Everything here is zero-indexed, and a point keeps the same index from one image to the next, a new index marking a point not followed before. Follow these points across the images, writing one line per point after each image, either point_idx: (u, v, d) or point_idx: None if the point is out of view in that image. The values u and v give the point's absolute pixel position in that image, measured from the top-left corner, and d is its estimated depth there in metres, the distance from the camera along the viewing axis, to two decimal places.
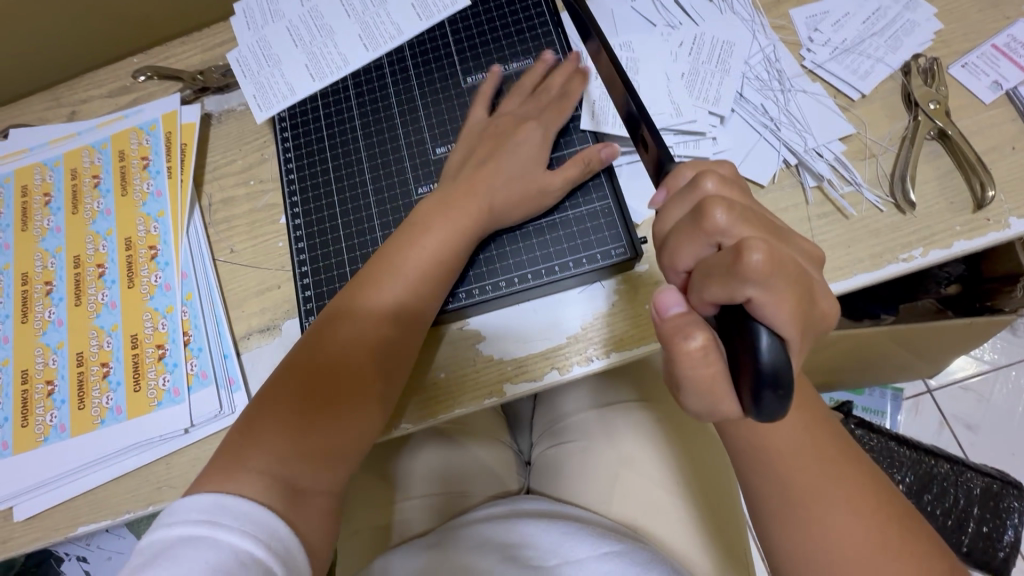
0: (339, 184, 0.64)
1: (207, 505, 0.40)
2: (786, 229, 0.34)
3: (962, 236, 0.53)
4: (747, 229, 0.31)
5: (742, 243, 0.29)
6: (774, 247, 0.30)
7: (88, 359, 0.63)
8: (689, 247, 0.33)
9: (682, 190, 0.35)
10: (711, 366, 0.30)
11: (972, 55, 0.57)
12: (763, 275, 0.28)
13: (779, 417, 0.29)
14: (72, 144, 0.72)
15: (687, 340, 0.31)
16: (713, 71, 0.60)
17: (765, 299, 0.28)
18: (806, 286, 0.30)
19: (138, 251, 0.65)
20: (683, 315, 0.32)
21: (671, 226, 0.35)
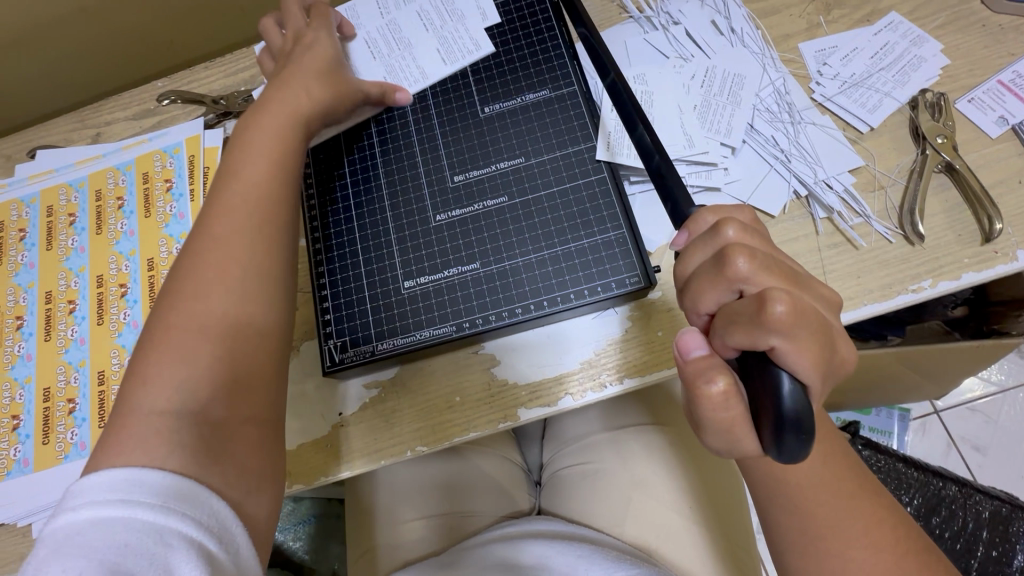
0: (357, 200, 0.62)
1: (120, 483, 0.35)
2: (804, 275, 0.35)
3: (970, 268, 0.54)
4: (767, 278, 0.33)
5: (765, 294, 0.30)
6: (795, 297, 0.31)
7: (109, 378, 0.64)
8: (711, 293, 0.34)
9: (704, 235, 0.36)
10: (732, 410, 0.31)
11: (979, 90, 0.59)
12: (787, 325, 0.29)
13: (799, 460, 0.29)
14: (96, 166, 0.73)
15: (710, 385, 0.31)
16: (724, 103, 0.61)
17: (787, 348, 0.29)
18: (826, 334, 0.31)
19: (161, 271, 0.67)
20: (705, 358, 0.33)
21: (692, 270, 0.36)
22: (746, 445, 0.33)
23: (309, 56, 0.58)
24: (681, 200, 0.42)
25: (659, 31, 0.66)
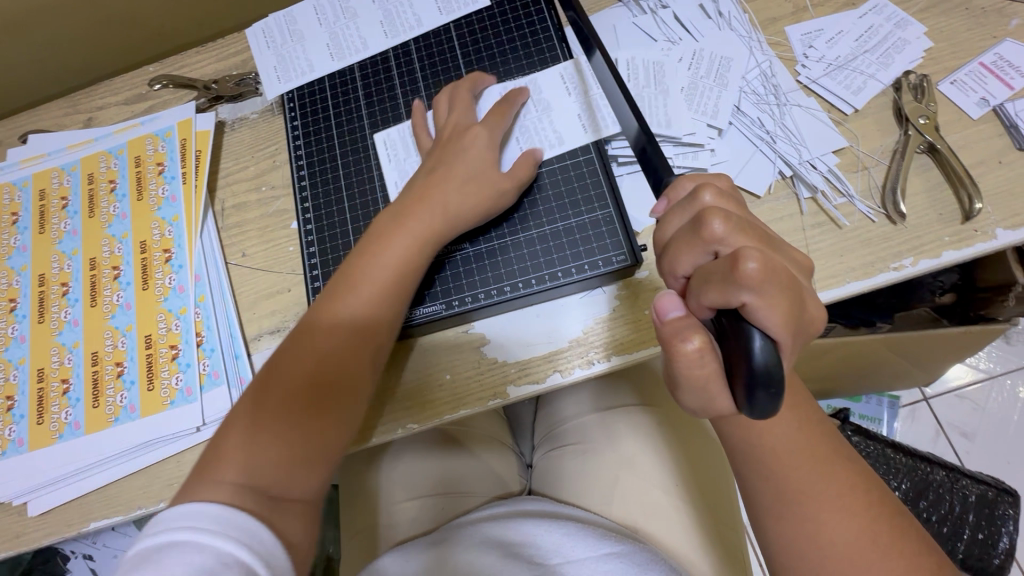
0: (348, 183, 0.65)
1: (193, 513, 0.41)
2: (778, 239, 0.36)
3: (950, 246, 0.55)
4: (742, 239, 0.33)
5: (739, 252, 0.31)
6: (768, 255, 0.32)
7: (103, 359, 0.64)
8: (688, 255, 0.35)
9: (683, 200, 0.37)
10: (707, 366, 0.33)
11: (962, 72, 0.60)
12: (758, 281, 0.30)
13: (772, 413, 0.30)
14: (89, 150, 0.74)
15: (685, 342, 0.33)
16: (711, 85, 0.62)
17: (759, 305, 0.30)
18: (798, 293, 0.32)
19: (153, 254, 0.67)
20: (682, 319, 0.34)
21: (671, 235, 0.37)
22: (720, 405, 0.34)
23: (465, 162, 0.57)
24: (660, 170, 0.44)
25: (647, 14, 0.66)
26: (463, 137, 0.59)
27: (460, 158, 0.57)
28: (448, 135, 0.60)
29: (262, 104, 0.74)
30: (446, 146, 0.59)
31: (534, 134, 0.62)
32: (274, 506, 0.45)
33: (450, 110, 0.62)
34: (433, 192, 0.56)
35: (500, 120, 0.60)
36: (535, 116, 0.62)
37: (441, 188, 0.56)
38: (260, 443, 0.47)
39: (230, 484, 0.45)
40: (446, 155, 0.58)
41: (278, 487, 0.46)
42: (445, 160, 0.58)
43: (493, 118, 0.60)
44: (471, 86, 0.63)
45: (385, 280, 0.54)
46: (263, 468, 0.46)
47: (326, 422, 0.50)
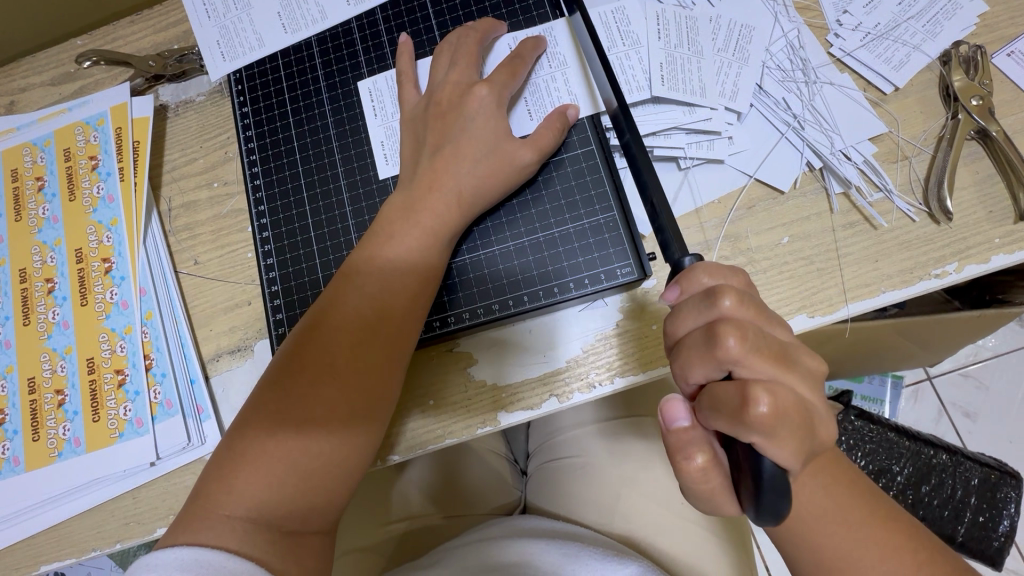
0: (308, 177, 0.57)
1: (186, 563, 0.36)
2: (796, 346, 0.33)
3: (1001, 249, 0.48)
4: (757, 362, 0.31)
5: (748, 392, 0.30)
6: (781, 387, 0.31)
7: (41, 386, 0.57)
8: (699, 368, 0.33)
9: (695, 298, 0.34)
10: (711, 482, 0.33)
11: (1019, 42, 0.51)
12: (769, 425, 0.29)
13: (783, 515, 0.30)
14: (10, 141, 0.64)
15: (689, 460, 0.33)
16: (730, 60, 0.53)
17: (767, 445, 0.30)
18: (808, 423, 0.31)
19: (90, 264, 0.59)
20: (688, 431, 0.33)
21: (682, 336, 0.35)
22: (724, 507, 0.35)
23: (471, 138, 0.49)
24: (670, 244, 0.41)
25: None
26: (467, 104, 0.50)
27: (466, 131, 0.49)
28: (447, 99, 0.51)
29: (209, 84, 0.64)
30: (448, 113, 0.50)
31: (547, 93, 0.53)
32: (287, 546, 0.41)
33: (450, 66, 0.53)
34: (444, 177, 0.49)
35: (511, 81, 0.51)
36: (528, 94, 0.53)
37: (453, 173, 0.49)
38: (272, 468, 0.42)
39: (241, 520, 0.40)
40: (447, 128, 0.50)
41: (295, 521, 0.42)
42: (449, 134, 0.50)
43: (501, 77, 0.51)
44: (479, 36, 0.53)
45: (381, 275, 0.47)
46: (275, 500, 0.41)
47: (343, 444, 0.43)
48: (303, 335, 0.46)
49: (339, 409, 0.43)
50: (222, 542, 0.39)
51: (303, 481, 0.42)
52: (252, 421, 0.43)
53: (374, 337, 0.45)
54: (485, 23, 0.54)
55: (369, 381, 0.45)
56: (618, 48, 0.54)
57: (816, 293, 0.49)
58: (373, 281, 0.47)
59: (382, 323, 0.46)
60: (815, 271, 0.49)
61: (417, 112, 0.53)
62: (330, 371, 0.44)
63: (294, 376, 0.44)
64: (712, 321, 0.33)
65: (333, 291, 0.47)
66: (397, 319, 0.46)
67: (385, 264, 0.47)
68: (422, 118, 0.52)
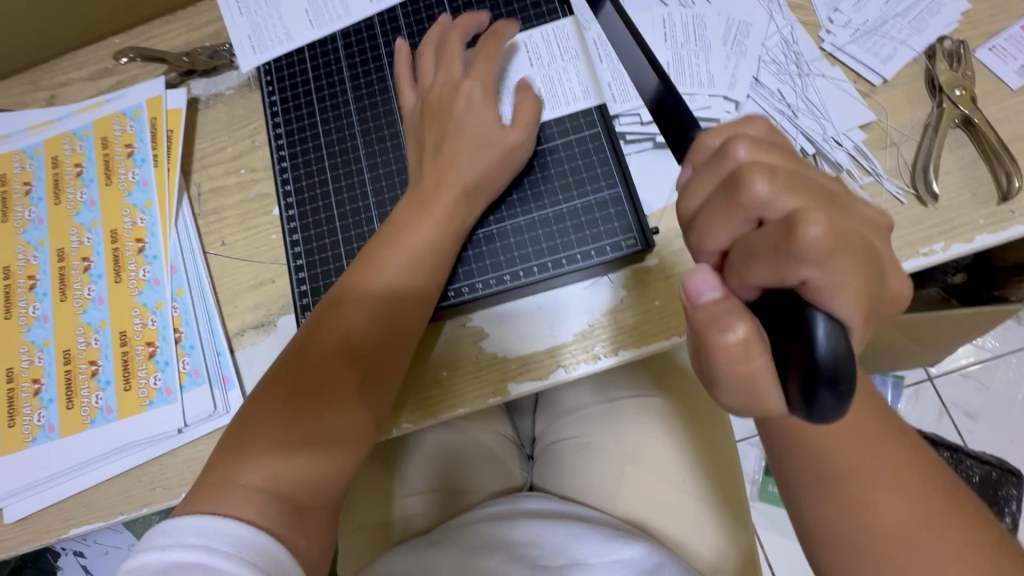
0: (332, 160, 0.61)
1: (204, 528, 0.39)
2: (838, 193, 0.30)
3: (986, 229, 0.51)
4: (793, 200, 0.28)
5: (795, 216, 0.26)
6: (833, 219, 0.27)
7: (75, 357, 0.60)
8: (723, 226, 0.30)
9: (713, 157, 0.32)
10: (755, 360, 0.28)
11: (1000, 38, 0.55)
12: (823, 252, 0.25)
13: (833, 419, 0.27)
14: (51, 130, 0.68)
15: (726, 333, 0.29)
16: (727, 53, 0.57)
17: (822, 280, 0.26)
18: (869, 261, 0.28)
19: (125, 244, 0.62)
20: (721, 302, 0.29)
21: (700, 205, 0.32)
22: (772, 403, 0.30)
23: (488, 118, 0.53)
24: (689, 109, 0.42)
25: None
26: (483, 95, 0.54)
27: (482, 120, 0.53)
28: (437, 99, 0.55)
29: (238, 78, 0.68)
30: (439, 111, 0.54)
31: (561, 85, 0.57)
32: (301, 513, 0.44)
33: (435, 68, 0.56)
34: (462, 157, 0.52)
35: (490, 70, 0.55)
36: (547, 90, 0.57)
37: (472, 158, 0.52)
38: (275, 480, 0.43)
39: (264, 488, 0.43)
40: (467, 112, 0.54)
41: (303, 495, 0.44)
42: (467, 124, 0.53)
43: (517, 68, 0.55)
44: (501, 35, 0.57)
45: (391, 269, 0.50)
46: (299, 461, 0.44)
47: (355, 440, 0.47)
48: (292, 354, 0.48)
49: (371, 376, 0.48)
50: (239, 512, 0.41)
51: (331, 441, 0.46)
52: (275, 386, 0.47)
53: (397, 314, 0.50)
54: (462, 19, 0.58)
55: (387, 354, 0.49)
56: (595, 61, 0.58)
57: None
58: (363, 301, 0.49)
59: (400, 306, 0.50)
60: None
61: (411, 116, 0.57)
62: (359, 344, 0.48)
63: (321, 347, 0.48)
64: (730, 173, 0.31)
65: (333, 300, 0.50)
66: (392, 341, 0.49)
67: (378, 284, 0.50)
68: (418, 119, 0.56)
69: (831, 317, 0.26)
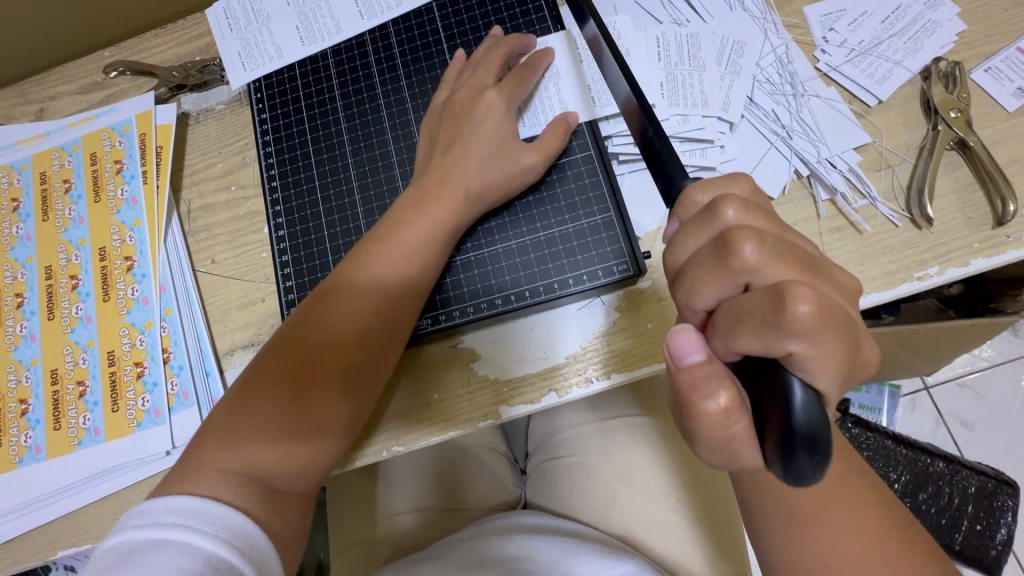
0: (323, 179, 0.60)
1: (179, 508, 0.39)
2: (819, 259, 0.32)
3: (980, 253, 0.50)
4: (778, 269, 0.30)
5: (785, 290, 0.28)
6: (819, 291, 0.29)
7: (63, 377, 0.60)
8: (711, 288, 0.32)
9: (699, 214, 0.33)
10: (735, 426, 0.29)
11: (996, 59, 0.54)
12: (809, 326, 0.27)
13: (806, 482, 0.28)
14: (39, 145, 0.67)
15: (710, 401, 0.29)
16: (722, 73, 0.56)
17: (809, 354, 0.27)
18: (850, 333, 0.29)
19: (113, 262, 0.62)
20: (704, 366, 0.30)
21: (687, 261, 0.33)
22: (745, 459, 0.31)
23: (479, 137, 0.52)
24: (666, 157, 0.39)
25: None
26: (475, 109, 0.53)
27: (475, 133, 0.52)
28: (461, 101, 0.54)
29: (229, 93, 0.67)
30: (459, 114, 0.53)
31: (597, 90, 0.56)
32: (282, 518, 0.44)
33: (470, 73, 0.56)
34: (453, 175, 0.51)
35: (522, 85, 0.54)
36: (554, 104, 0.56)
37: (461, 173, 0.51)
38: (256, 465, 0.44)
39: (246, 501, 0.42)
40: (458, 128, 0.53)
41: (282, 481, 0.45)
42: (458, 138, 0.53)
43: (510, 84, 0.54)
44: (505, 53, 0.56)
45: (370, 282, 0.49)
46: (269, 467, 0.44)
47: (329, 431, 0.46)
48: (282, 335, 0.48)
49: (332, 388, 0.46)
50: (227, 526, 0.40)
51: (291, 453, 0.45)
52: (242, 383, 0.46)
53: (371, 324, 0.48)
54: (514, 36, 0.57)
55: (366, 351, 0.48)
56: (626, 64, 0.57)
57: None
58: (358, 289, 0.48)
59: (394, 297, 0.49)
60: None
61: (435, 112, 0.56)
62: (324, 355, 0.46)
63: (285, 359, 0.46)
64: (719, 233, 0.32)
65: (327, 288, 0.49)
66: (384, 333, 0.48)
67: (374, 271, 0.49)
68: (439, 115, 0.55)
69: (811, 384, 0.28)
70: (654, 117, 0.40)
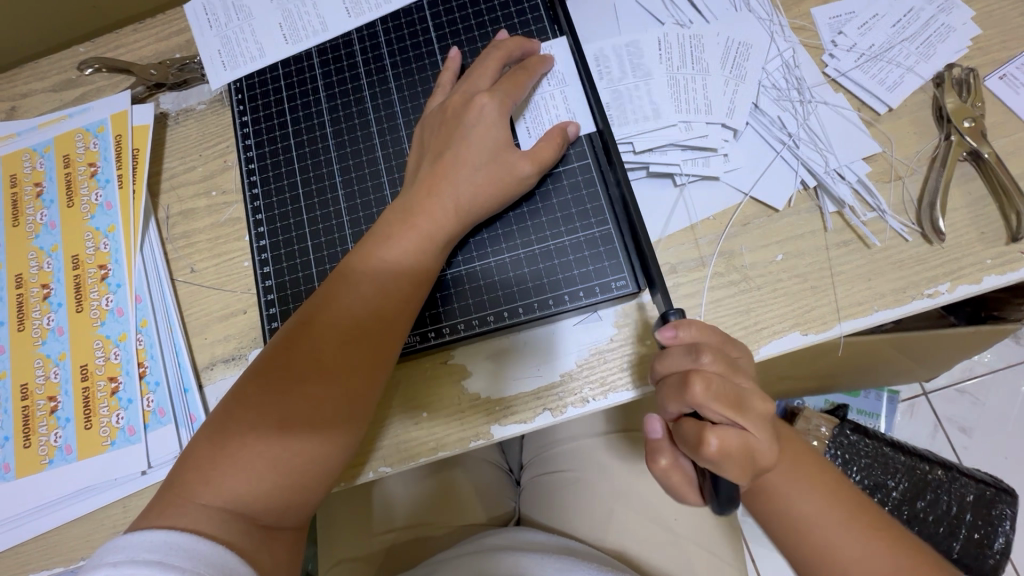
0: (307, 185, 0.57)
1: (158, 544, 0.36)
2: (764, 391, 0.38)
3: (993, 270, 0.48)
4: (718, 408, 0.36)
5: (703, 433, 0.35)
6: (741, 429, 0.36)
7: (33, 392, 0.57)
8: (671, 403, 0.38)
9: (681, 343, 0.39)
10: (675, 483, 0.41)
11: (1012, 66, 0.52)
12: (715, 461, 0.35)
13: (722, 514, 0.38)
14: (9, 146, 0.64)
15: (656, 463, 0.41)
16: (726, 78, 0.54)
17: (714, 472, 0.35)
18: (762, 454, 0.37)
19: (87, 271, 0.59)
20: (656, 445, 0.40)
21: (660, 374, 0.40)
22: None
23: (471, 144, 0.49)
24: (648, 256, 0.46)
25: None
26: (468, 112, 0.50)
27: (466, 138, 0.50)
28: (453, 107, 0.52)
29: (210, 93, 0.64)
30: (451, 121, 0.51)
31: None
32: (265, 537, 0.42)
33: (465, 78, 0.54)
34: (443, 183, 0.49)
35: (516, 91, 0.52)
36: (540, 112, 0.54)
37: (451, 179, 0.49)
38: (237, 487, 0.41)
39: (220, 510, 0.40)
40: (450, 134, 0.50)
41: (270, 515, 0.42)
42: (450, 141, 0.50)
43: (505, 87, 0.51)
44: (503, 55, 0.53)
45: (362, 292, 0.46)
46: (254, 495, 0.42)
47: (315, 447, 0.43)
48: (275, 341, 0.46)
49: (322, 413, 0.44)
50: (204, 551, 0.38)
51: (275, 478, 0.42)
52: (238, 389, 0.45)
53: (359, 345, 0.45)
54: (515, 40, 0.54)
55: (356, 361, 0.45)
56: (628, 80, 0.55)
57: (808, 311, 0.49)
58: (351, 295, 0.46)
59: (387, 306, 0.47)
60: (808, 289, 0.50)
61: (429, 118, 0.53)
62: (310, 382, 0.44)
63: (268, 387, 0.44)
64: (684, 370, 0.37)
65: (323, 294, 0.47)
66: (375, 344, 0.46)
67: (366, 279, 0.47)
68: (431, 122, 0.52)
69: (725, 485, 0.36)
70: (617, 153, 0.50)
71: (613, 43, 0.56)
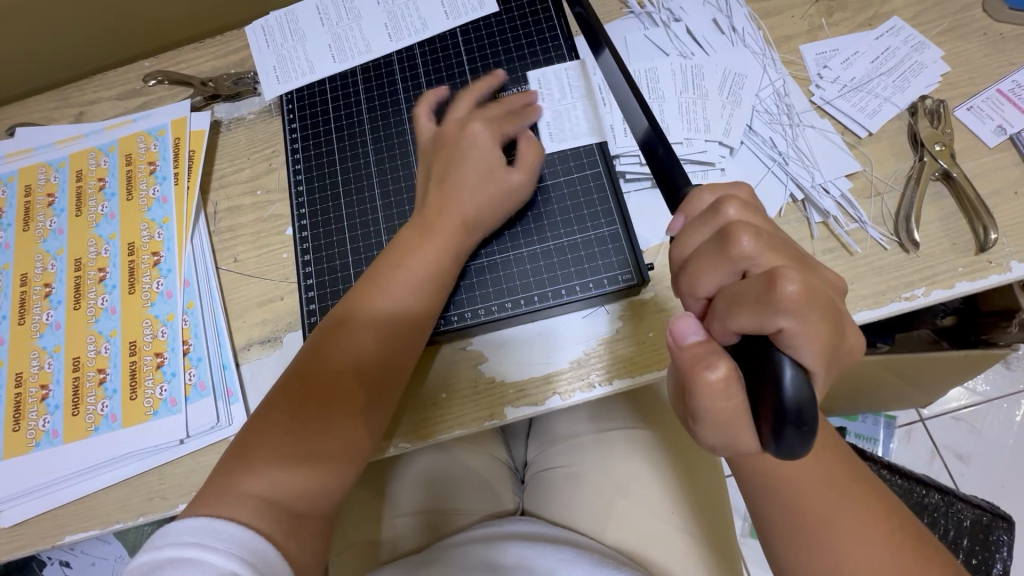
0: (346, 185, 0.64)
1: (196, 528, 0.40)
2: (808, 258, 0.37)
3: (964, 277, 0.53)
4: (771, 257, 0.34)
5: (776, 273, 0.31)
6: (804, 276, 0.33)
7: (84, 365, 0.62)
8: (712, 276, 0.35)
9: (704, 212, 0.37)
10: (730, 400, 0.32)
11: (978, 98, 0.58)
12: (797, 306, 0.30)
13: (796, 456, 0.31)
14: (77, 146, 0.71)
15: (709, 371, 0.33)
16: (723, 102, 0.60)
17: (795, 330, 0.30)
18: (833, 318, 0.33)
19: (141, 257, 0.65)
20: (704, 344, 0.34)
21: (691, 253, 0.37)
22: (743, 441, 0.34)
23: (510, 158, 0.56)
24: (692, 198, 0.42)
25: (659, 27, 0.65)
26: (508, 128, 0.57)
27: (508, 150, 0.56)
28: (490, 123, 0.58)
29: (260, 104, 0.71)
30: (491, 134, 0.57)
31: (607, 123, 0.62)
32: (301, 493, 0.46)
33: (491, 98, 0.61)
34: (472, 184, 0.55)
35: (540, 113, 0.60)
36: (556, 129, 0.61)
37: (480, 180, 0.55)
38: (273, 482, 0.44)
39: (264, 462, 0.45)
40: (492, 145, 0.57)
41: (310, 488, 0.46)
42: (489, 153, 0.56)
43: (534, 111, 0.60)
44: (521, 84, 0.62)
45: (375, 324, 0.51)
46: (294, 475, 0.45)
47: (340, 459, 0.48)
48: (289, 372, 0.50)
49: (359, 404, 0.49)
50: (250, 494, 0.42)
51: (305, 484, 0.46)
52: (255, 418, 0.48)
53: (391, 345, 0.51)
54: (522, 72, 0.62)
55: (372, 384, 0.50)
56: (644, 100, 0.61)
57: None
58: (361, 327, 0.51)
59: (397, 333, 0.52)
60: None
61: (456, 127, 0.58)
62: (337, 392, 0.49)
63: (304, 384, 0.49)
64: (721, 227, 0.36)
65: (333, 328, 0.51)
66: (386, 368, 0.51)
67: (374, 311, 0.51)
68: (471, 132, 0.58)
69: (798, 362, 0.31)
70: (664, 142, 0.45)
71: (636, 68, 0.63)
